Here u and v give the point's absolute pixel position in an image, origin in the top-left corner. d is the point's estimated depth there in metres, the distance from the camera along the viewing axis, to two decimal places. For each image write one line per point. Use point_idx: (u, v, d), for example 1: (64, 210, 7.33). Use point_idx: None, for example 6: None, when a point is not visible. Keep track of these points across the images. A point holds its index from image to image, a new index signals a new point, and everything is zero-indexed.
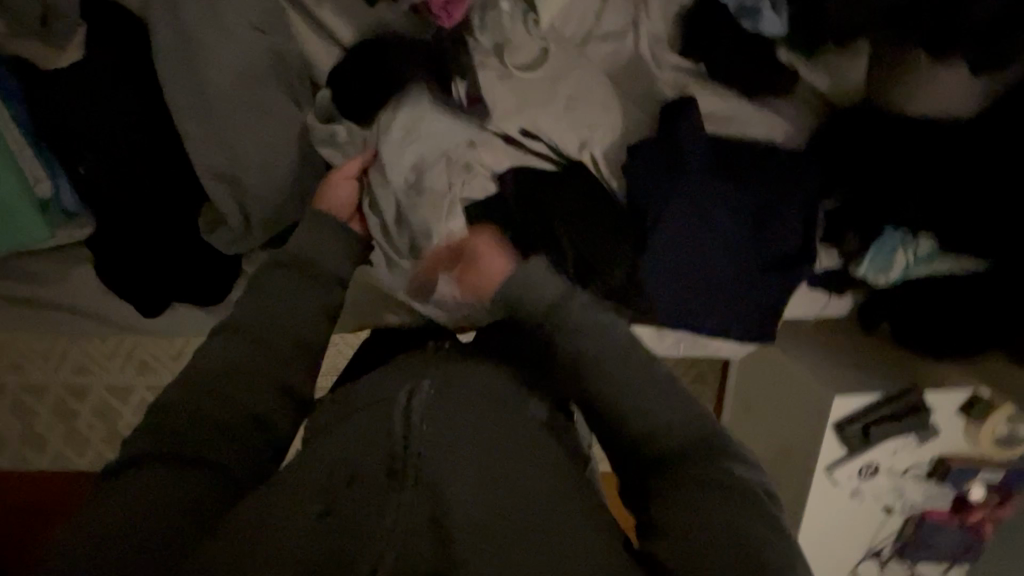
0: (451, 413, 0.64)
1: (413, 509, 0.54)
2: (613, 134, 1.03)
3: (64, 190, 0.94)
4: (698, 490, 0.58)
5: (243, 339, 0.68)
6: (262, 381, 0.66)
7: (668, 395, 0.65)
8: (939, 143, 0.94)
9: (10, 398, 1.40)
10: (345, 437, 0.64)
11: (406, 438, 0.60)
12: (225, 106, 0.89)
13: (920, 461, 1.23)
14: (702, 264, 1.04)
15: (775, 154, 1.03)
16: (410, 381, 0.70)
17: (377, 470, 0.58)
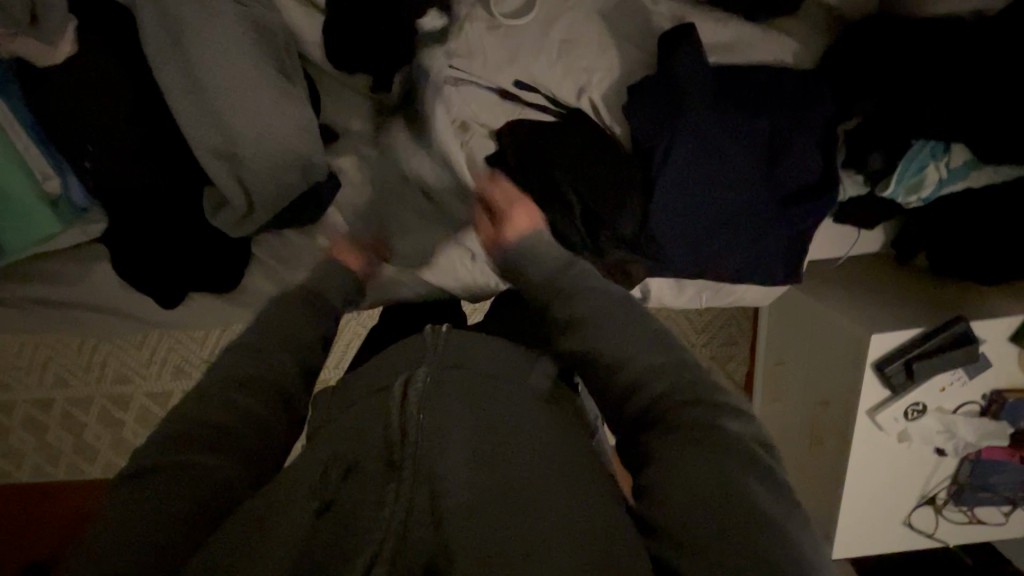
0: (445, 400, 0.67)
1: (410, 495, 0.57)
2: (611, 76, 0.98)
3: (73, 186, 0.97)
4: (692, 446, 0.56)
5: (244, 348, 0.73)
6: (263, 382, 0.69)
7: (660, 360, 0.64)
8: (958, 42, 0.89)
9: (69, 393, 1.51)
10: (346, 432, 0.68)
11: (402, 431, 0.63)
12: (213, 79, 0.87)
13: (971, 396, 1.17)
14: (712, 212, 1.00)
15: (787, 76, 0.96)
16: (407, 371, 0.74)
17: (376, 461, 0.62)
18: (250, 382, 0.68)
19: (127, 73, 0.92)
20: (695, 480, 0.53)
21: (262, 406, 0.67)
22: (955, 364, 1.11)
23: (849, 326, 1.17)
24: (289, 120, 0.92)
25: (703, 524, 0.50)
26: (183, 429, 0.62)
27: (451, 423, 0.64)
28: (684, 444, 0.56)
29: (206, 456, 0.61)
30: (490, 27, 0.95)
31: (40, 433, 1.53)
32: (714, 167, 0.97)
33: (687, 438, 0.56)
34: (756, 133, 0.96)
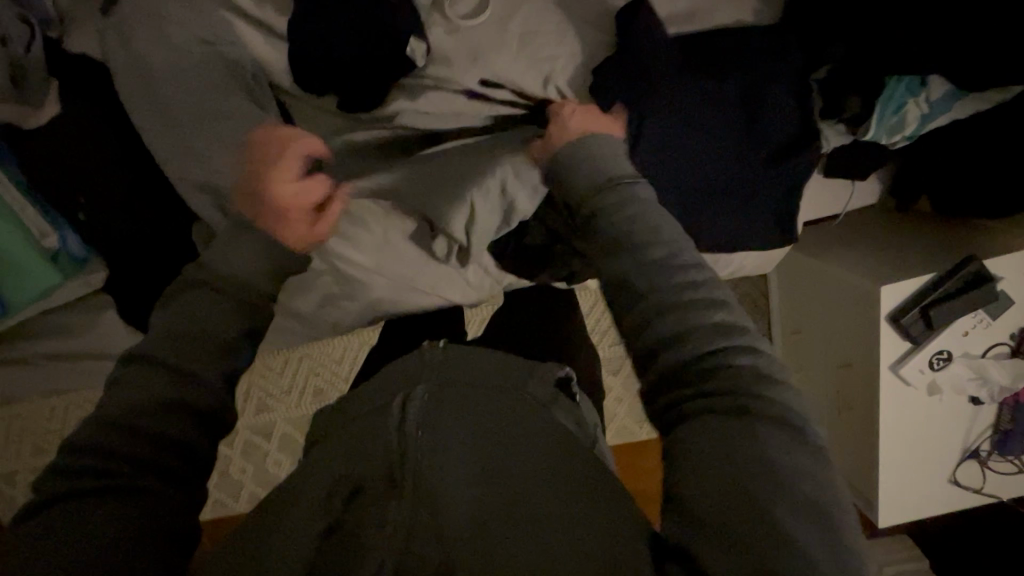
0: (443, 416, 0.66)
1: (409, 514, 0.58)
2: (574, 62, 0.98)
3: (70, 239, 1.01)
4: (731, 437, 0.48)
5: (157, 364, 0.58)
6: (177, 409, 0.56)
7: (702, 314, 0.55)
8: None
9: None
10: (346, 447, 0.67)
11: (402, 450, 0.63)
12: (188, 118, 0.91)
13: (999, 337, 1.12)
14: (696, 184, 0.99)
15: (751, 36, 0.94)
16: (403, 388, 0.72)
17: (376, 478, 0.62)
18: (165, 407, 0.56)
19: (110, 126, 0.96)
20: (729, 467, 0.47)
21: (190, 433, 0.56)
22: (974, 306, 1.07)
23: (858, 280, 1.13)
24: None
25: (731, 530, 0.44)
26: (97, 467, 0.52)
27: (452, 432, 0.64)
28: (723, 434, 0.48)
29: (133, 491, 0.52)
30: (448, 31, 0.96)
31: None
32: (690, 137, 0.96)
33: (725, 420, 0.49)
34: (728, 96, 0.94)
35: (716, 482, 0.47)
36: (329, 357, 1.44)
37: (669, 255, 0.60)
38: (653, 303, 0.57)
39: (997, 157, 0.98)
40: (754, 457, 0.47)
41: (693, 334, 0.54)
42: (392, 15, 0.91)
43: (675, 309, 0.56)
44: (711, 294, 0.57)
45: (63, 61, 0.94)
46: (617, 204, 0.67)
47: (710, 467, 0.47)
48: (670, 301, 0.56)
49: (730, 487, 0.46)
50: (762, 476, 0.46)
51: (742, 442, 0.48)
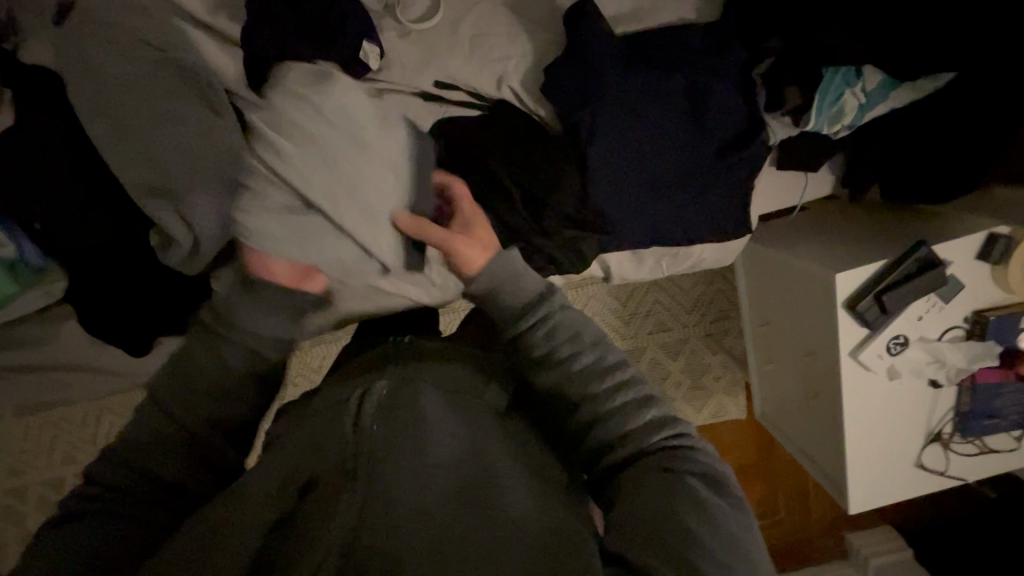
0: (403, 409, 0.67)
1: (359, 504, 0.59)
2: (526, 62, 1.00)
3: (26, 247, 1.00)
4: (643, 494, 0.61)
5: (166, 400, 0.69)
6: (183, 433, 0.68)
7: (607, 401, 0.68)
8: None
9: (70, 468, 1.53)
10: (304, 441, 0.68)
11: (357, 442, 0.65)
12: (145, 125, 0.92)
13: (951, 320, 1.15)
14: (648, 178, 1.01)
15: (694, 33, 0.97)
16: (363, 384, 0.73)
17: (333, 472, 0.63)
18: (185, 435, 0.68)
19: (65, 133, 0.96)
20: (655, 506, 0.59)
21: (181, 458, 0.67)
22: (926, 290, 1.09)
23: (815, 269, 1.16)
24: (222, 150, 0.95)
25: (658, 540, 0.56)
26: (104, 483, 0.65)
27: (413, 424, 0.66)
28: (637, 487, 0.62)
29: (127, 507, 0.64)
30: (401, 35, 0.98)
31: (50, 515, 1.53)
32: (641, 132, 0.98)
33: (649, 474, 0.63)
34: (672, 92, 0.97)
35: (641, 515, 0.59)
36: (300, 363, 1.44)
37: (592, 365, 0.71)
38: (587, 403, 0.69)
39: (937, 144, 1.02)
40: (670, 494, 0.60)
41: (614, 423, 0.68)
42: (343, 19, 0.93)
43: (596, 401, 0.69)
44: (636, 391, 0.69)
45: (19, 71, 0.95)
46: (542, 316, 0.73)
47: (636, 507, 0.60)
48: (599, 409, 0.68)
49: (651, 514, 0.59)
50: (672, 503, 0.59)
51: (654, 488, 0.61)
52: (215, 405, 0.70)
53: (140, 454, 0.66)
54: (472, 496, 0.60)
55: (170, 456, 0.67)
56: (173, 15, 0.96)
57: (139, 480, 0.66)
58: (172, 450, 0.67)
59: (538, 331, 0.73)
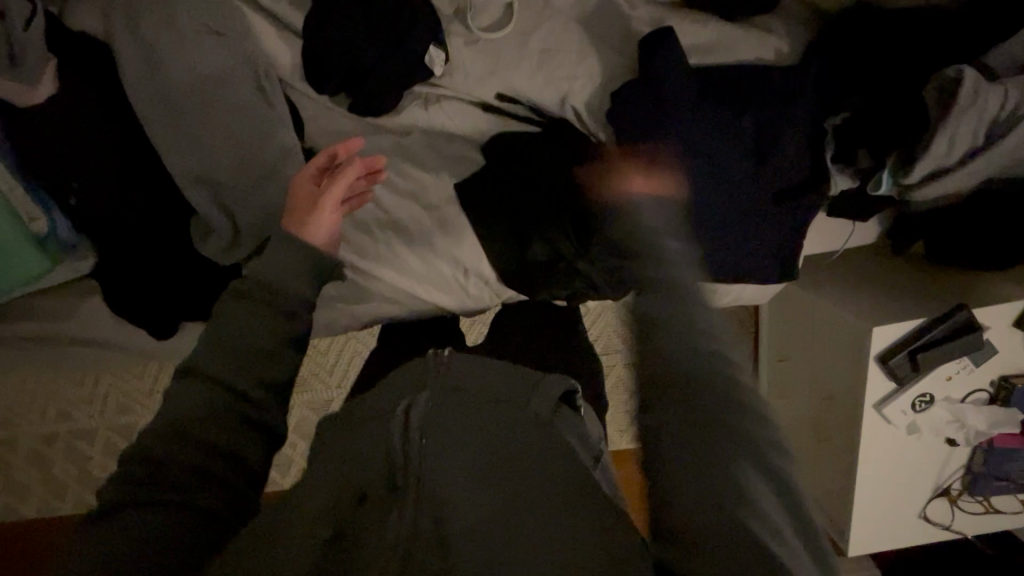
0: (449, 425, 0.65)
1: (413, 519, 0.56)
2: (592, 84, 0.96)
3: (59, 223, 0.98)
4: (701, 492, 0.44)
5: (208, 378, 0.61)
6: (228, 417, 0.60)
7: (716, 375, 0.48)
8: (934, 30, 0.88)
9: (65, 435, 1.50)
10: (348, 454, 0.65)
11: (405, 452, 0.62)
12: (194, 111, 0.89)
13: (980, 384, 1.15)
14: (708, 208, 0.96)
15: (772, 73, 0.93)
16: (407, 396, 0.70)
17: (379, 483, 0.61)
18: (222, 418, 0.59)
19: (110, 109, 0.93)
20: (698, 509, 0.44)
21: (234, 445, 0.60)
22: (961, 354, 1.09)
23: (851, 319, 1.15)
24: (269, 143, 0.91)
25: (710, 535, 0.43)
26: (139, 481, 0.57)
27: (457, 444, 0.63)
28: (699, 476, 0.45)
29: (169, 507, 0.56)
30: (468, 43, 0.94)
31: (42, 469, 1.51)
32: (709, 159, 0.93)
33: (727, 435, 0.46)
34: (743, 132, 0.93)
35: (712, 509, 0.44)
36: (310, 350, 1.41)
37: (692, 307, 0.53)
38: (686, 334, 0.50)
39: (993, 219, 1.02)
40: (759, 470, 0.46)
41: (715, 366, 0.48)
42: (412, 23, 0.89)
43: (698, 363, 0.48)
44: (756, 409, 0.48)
45: (64, 39, 0.91)
46: (653, 256, 0.55)
47: (694, 476, 0.45)
48: (705, 341, 0.49)
49: (711, 500, 0.44)
50: (751, 488, 0.45)
51: (722, 451, 0.45)
52: (253, 386, 0.61)
53: (175, 441, 0.58)
54: (527, 515, 0.56)
55: (212, 445, 0.59)
56: None
57: (176, 470, 0.57)
58: (209, 433, 0.59)
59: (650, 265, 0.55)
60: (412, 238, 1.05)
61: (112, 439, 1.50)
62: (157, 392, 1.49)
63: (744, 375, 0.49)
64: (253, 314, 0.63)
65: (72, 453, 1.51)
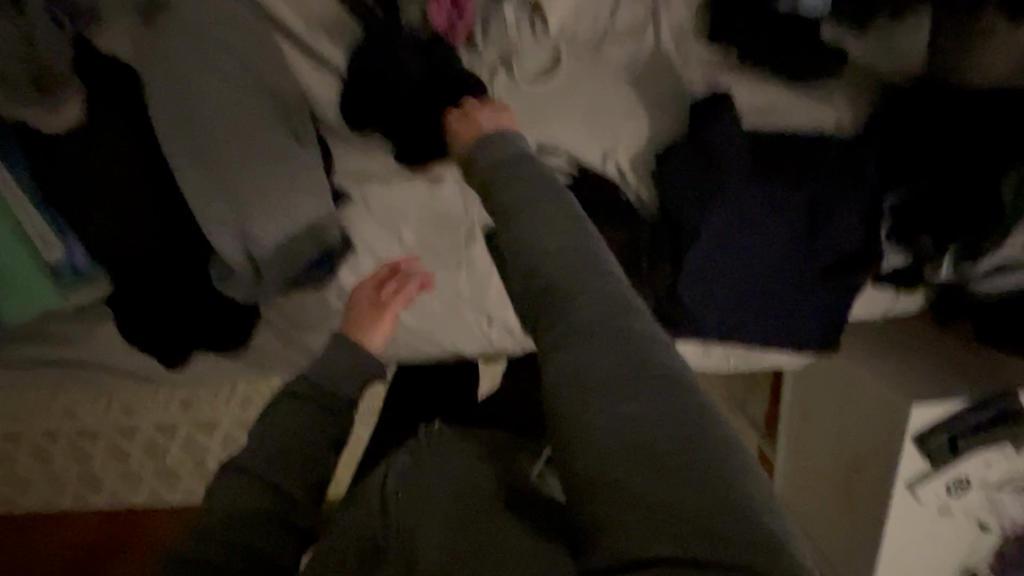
0: (419, 483, 0.62)
1: (376, 575, 0.53)
2: (639, 141, 0.91)
3: (75, 251, 0.93)
4: (624, 449, 0.41)
5: (256, 476, 0.59)
6: (266, 517, 0.57)
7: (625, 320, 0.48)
8: (1019, 111, 0.80)
9: (67, 440, 1.46)
10: (342, 524, 0.61)
11: (383, 520, 0.58)
12: (227, 154, 0.85)
13: (1019, 472, 1.09)
14: (740, 275, 0.93)
15: (829, 144, 0.88)
16: (383, 468, 0.68)
17: (351, 549, 0.56)
18: (262, 521, 0.57)
19: (137, 140, 0.89)
20: (632, 471, 0.40)
21: (277, 548, 0.56)
22: (1001, 440, 1.05)
23: (887, 394, 1.10)
24: (301, 193, 0.89)
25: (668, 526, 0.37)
26: None
27: (428, 501, 0.59)
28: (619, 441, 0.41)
29: None
30: (511, 91, 0.89)
31: (40, 466, 1.48)
32: (744, 229, 0.90)
33: (661, 404, 0.42)
34: (793, 206, 0.89)
35: (645, 482, 0.39)
36: None
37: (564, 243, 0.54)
38: (544, 298, 0.51)
39: None
40: (694, 446, 0.40)
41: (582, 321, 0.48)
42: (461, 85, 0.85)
43: (588, 310, 0.48)
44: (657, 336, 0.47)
45: (94, 64, 0.87)
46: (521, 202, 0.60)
47: (630, 465, 0.40)
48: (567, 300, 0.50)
49: (654, 496, 0.39)
50: (690, 460, 0.39)
51: (651, 421, 0.42)
52: (298, 486, 0.60)
53: (209, 553, 0.53)
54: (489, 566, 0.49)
55: (257, 548, 0.55)
56: (269, 28, 0.87)
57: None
58: (249, 537, 0.55)
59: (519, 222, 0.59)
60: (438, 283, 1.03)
61: (117, 443, 1.47)
62: (166, 401, 1.46)
63: (636, 322, 0.48)
64: (301, 406, 0.64)
65: (74, 455, 1.47)
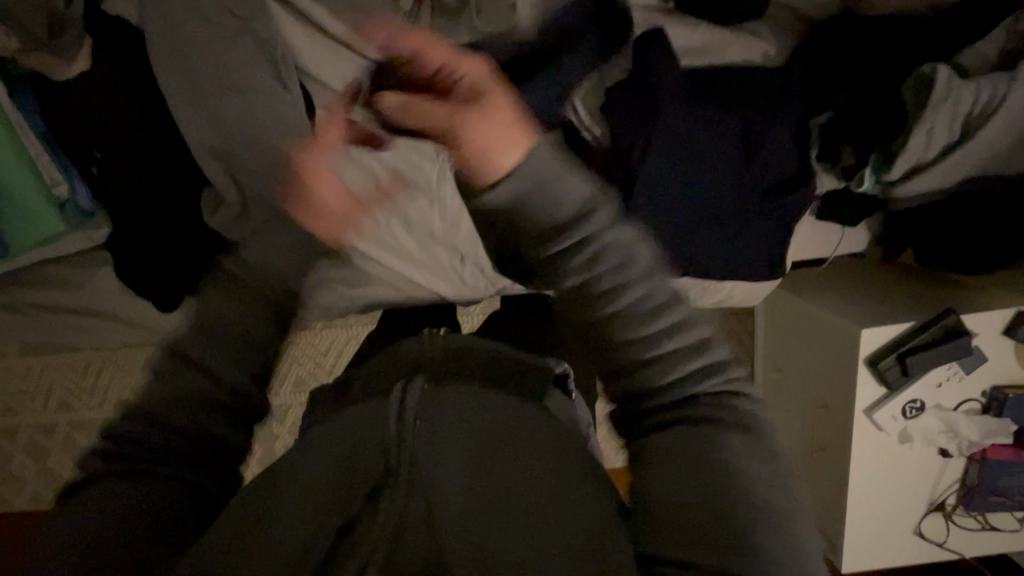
0: (446, 411, 0.61)
1: (405, 505, 0.58)
2: (590, 80, 1.02)
3: (79, 189, 1.05)
4: (688, 471, 0.55)
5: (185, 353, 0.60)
6: (210, 392, 0.59)
7: (682, 362, 0.58)
8: (902, 37, 0.96)
9: (61, 430, 1.48)
10: (345, 432, 0.62)
11: (400, 440, 0.60)
12: (214, 91, 0.95)
13: (971, 394, 1.14)
14: (691, 200, 1.00)
15: (756, 74, 0.99)
16: (403, 375, 0.67)
17: (373, 469, 0.59)
18: (207, 392, 0.59)
19: (133, 88, 0.98)
20: (687, 480, 0.55)
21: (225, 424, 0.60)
22: (948, 358, 1.09)
23: (841, 323, 1.17)
24: (280, 127, 0.97)
25: (696, 524, 0.53)
26: (128, 454, 0.57)
27: (456, 434, 0.60)
28: (682, 468, 0.55)
29: (155, 479, 0.57)
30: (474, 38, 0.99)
31: (34, 458, 1.49)
32: (689, 155, 0.98)
33: (700, 435, 0.56)
34: (730, 129, 0.98)
35: (697, 504, 0.54)
36: (310, 344, 1.42)
37: (640, 301, 0.58)
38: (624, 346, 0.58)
39: (971, 228, 1.07)
40: (723, 467, 0.55)
41: (664, 366, 0.58)
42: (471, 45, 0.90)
43: (667, 336, 0.58)
44: (703, 358, 0.58)
45: (98, 21, 0.96)
46: (582, 239, 0.59)
47: (656, 488, 0.56)
48: (653, 351, 0.58)
49: (683, 501, 0.54)
50: (730, 479, 0.54)
51: (674, 448, 0.56)
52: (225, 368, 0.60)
53: (150, 421, 0.58)
54: (522, 498, 0.58)
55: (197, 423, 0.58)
56: None
57: (156, 451, 0.57)
58: (180, 411, 0.58)
59: (580, 258, 0.59)
60: (412, 222, 1.10)
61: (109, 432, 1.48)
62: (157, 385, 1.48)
63: (690, 368, 0.58)
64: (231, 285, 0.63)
65: (66, 445, 1.48)
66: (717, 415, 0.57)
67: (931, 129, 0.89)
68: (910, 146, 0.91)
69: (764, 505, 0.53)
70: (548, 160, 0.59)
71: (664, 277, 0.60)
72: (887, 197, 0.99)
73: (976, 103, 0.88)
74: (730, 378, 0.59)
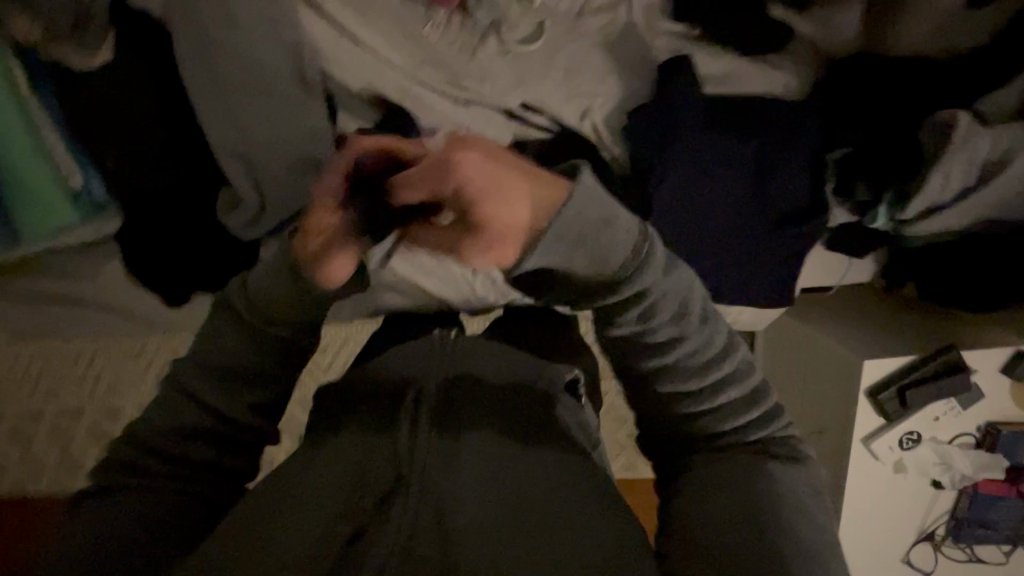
0: (454, 421, 0.63)
1: (417, 513, 0.54)
2: (612, 102, 1.02)
3: (93, 181, 1.03)
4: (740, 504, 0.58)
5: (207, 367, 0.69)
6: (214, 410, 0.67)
7: (723, 403, 0.64)
8: (921, 80, 0.98)
9: (50, 417, 1.45)
10: (353, 444, 0.63)
11: (412, 447, 0.59)
12: (241, 91, 0.94)
13: (966, 427, 1.16)
14: (708, 225, 1.01)
15: (777, 105, 1.00)
16: (412, 382, 0.68)
17: (383, 476, 0.58)
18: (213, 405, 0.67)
19: (155, 83, 0.96)
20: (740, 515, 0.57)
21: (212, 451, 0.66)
22: (947, 394, 1.12)
23: (844, 352, 1.18)
24: (305, 128, 0.98)
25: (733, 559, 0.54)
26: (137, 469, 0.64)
27: (462, 443, 0.61)
28: (740, 505, 0.58)
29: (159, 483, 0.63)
30: (501, 53, 0.99)
31: (20, 444, 1.45)
32: (705, 181, 0.99)
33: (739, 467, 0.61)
34: (746, 156, 0.99)
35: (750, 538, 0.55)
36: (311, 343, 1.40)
37: (697, 354, 0.64)
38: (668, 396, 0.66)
39: (977, 268, 1.09)
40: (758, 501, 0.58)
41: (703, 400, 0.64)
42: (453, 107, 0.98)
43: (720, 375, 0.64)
44: (747, 396, 0.64)
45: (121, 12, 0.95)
46: (639, 294, 0.62)
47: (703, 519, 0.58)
48: (701, 382, 0.64)
49: (725, 529, 0.56)
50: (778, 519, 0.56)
51: (720, 480, 0.60)
52: (222, 401, 0.67)
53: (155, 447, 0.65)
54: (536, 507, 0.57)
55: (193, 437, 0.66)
56: None
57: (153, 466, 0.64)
58: (184, 443, 0.65)
59: (634, 312, 0.63)
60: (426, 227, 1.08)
61: (98, 423, 1.45)
62: (151, 378, 1.45)
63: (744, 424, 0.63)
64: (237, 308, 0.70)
65: (54, 433, 1.45)
66: (773, 451, 0.62)
67: (947, 173, 0.91)
68: (925, 188, 0.92)
69: (801, 528, 0.56)
70: (591, 196, 0.56)
71: (719, 323, 0.66)
72: (898, 233, 1.01)
73: (993, 152, 0.90)
74: (776, 423, 0.63)
